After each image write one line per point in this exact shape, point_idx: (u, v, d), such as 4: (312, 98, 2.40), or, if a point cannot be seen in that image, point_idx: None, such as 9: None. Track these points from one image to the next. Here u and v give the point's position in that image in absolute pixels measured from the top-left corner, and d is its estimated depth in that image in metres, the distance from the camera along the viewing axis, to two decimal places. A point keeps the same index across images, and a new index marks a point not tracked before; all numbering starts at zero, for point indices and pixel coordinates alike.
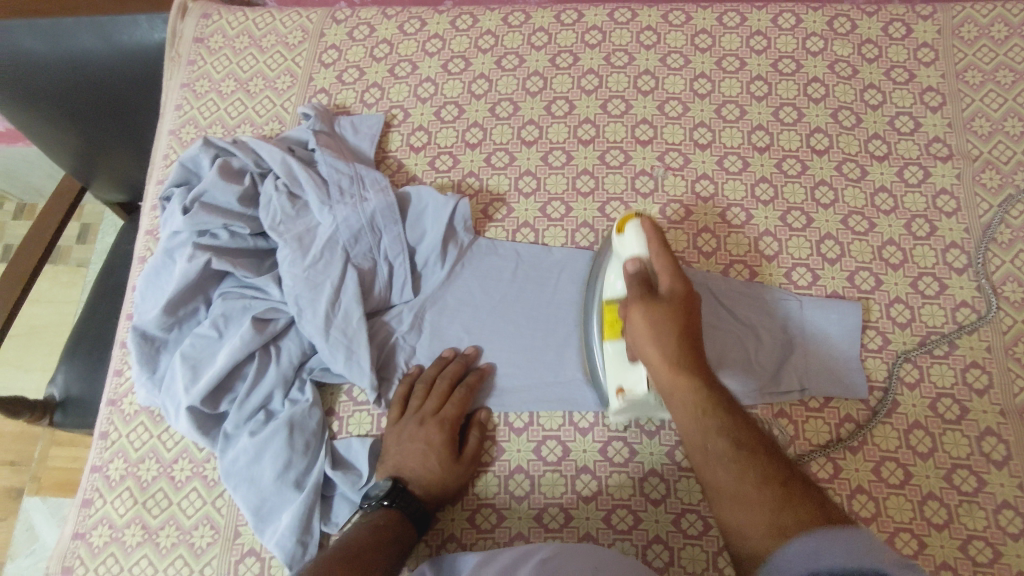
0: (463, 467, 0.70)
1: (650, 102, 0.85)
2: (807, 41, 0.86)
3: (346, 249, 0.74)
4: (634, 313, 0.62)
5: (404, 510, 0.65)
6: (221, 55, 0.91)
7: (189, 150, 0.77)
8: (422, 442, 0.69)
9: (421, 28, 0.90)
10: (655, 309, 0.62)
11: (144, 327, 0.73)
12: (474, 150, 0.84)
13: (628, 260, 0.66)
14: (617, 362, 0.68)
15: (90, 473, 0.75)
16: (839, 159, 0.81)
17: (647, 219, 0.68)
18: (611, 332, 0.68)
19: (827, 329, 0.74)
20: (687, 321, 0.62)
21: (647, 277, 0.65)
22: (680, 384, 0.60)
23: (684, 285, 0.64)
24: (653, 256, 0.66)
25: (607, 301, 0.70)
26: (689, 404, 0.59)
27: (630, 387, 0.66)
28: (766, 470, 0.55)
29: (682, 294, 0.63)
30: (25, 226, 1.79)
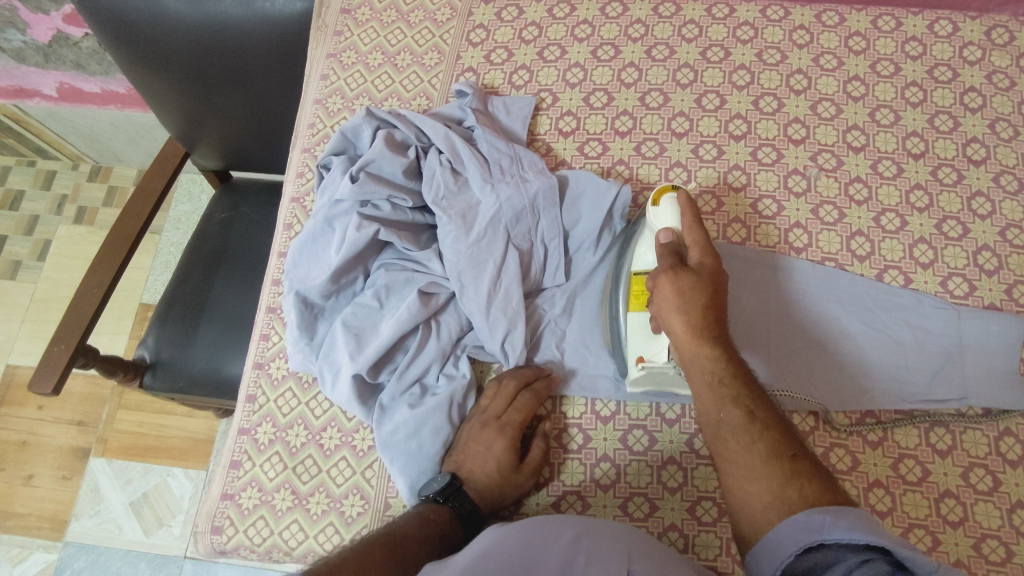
0: (523, 473, 0.68)
1: (803, 102, 0.84)
2: (964, 50, 0.85)
3: (507, 228, 0.74)
4: (664, 284, 0.65)
5: (455, 509, 0.66)
6: (368, 28, 0.91)
7: (351, 120, 0.78)
8: (485, 446, 0.68)
9: (570, 13, 0.90)
10: (683, 279, 0.64)
11: (306, 294, 0.73)
12: (623, 138, 0.84)
13: (662, 230, 0.67)
14: (641, 333, 0.68)
15: (237, 435, 0.75)
16: (997, 171, 0.80)
17: (684, 194, 0.69)
18: (636, 304, 0.69)
19: (986, 339, 0.73)
20: (713, 296, 0.65)
21: (679, 250, 0.67)
22: (699, 355, 0.63)
23: (713, 259, 0.66)
24: (685, 230, 0.67)
25: (635, 273, 0.70)
26: (707, 371, 0.63)
27: (651, 357, 0.67)
28: (777, 445, 0.59)
29: (710, 268, 0.66)
30: (99, 188, 1.80)
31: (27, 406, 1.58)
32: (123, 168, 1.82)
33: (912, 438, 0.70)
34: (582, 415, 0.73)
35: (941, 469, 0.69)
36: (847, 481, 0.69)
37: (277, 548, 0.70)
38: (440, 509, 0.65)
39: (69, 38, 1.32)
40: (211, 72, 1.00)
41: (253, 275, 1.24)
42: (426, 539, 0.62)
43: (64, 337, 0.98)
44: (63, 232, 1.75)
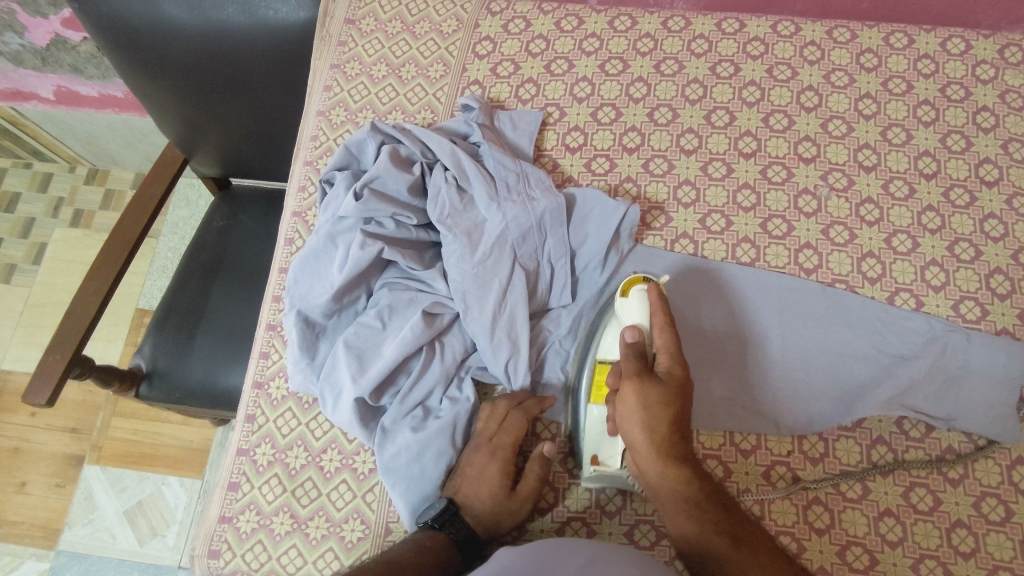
0: (518, 497, 0.66)
1: (814, 119, 0.83)
2: (977, 68, 0.84)
3: (513, 248, 0.73)
4: (627, 391, 0.62)
5: (452, 535, 0.64)
6: (372, 39, 0.90)
7: (355, 135, 0.76)
8: (479, 471, 0.67)
9: (578, 26, 0.89)
10: (648, 389, 0.61)
11: (308, 313, 0.72)
12: (631, 155, 0.82)
13: (628, 328, 0.66)
14: (597, 431, 0.67)
15: (235, 455, 0.74)
16: (1010, 193, 0.79)
17: (656, 288, 0.67)
18: (595, 397, 0.68)
19: (993, 367, 0.71)
20: (681, 406, 0.61)
21: (644, 351, 0.65)
22: (668, 472, 0.60)
23: (682, 369, 0.63)
24: (656, 331, 0.64)
25: (600, 363, 0.69)
26: (677, 494, 0.60)
27: (605, 458, 0.66)
28: (769, 567, 0.55)
29: (679, 378, 0.62)
30: (95, 191, 1.78)
31: (20, 413, 1.56)
32: (120, 171, 1.80)
33: (923, 466, 0.69)
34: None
35: (953, 497, 0.67)
36: (857, 509, 0.68)
37: (275, 573, 0.68)
38: (439, 534, 0.63)
39: (67, 42, 1.31)
40: (212, 79, 0.99)
41: (251, 285, 1.23)
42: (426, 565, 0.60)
43: (57, 349, 0.96)
44: (58, 235, 1.73)
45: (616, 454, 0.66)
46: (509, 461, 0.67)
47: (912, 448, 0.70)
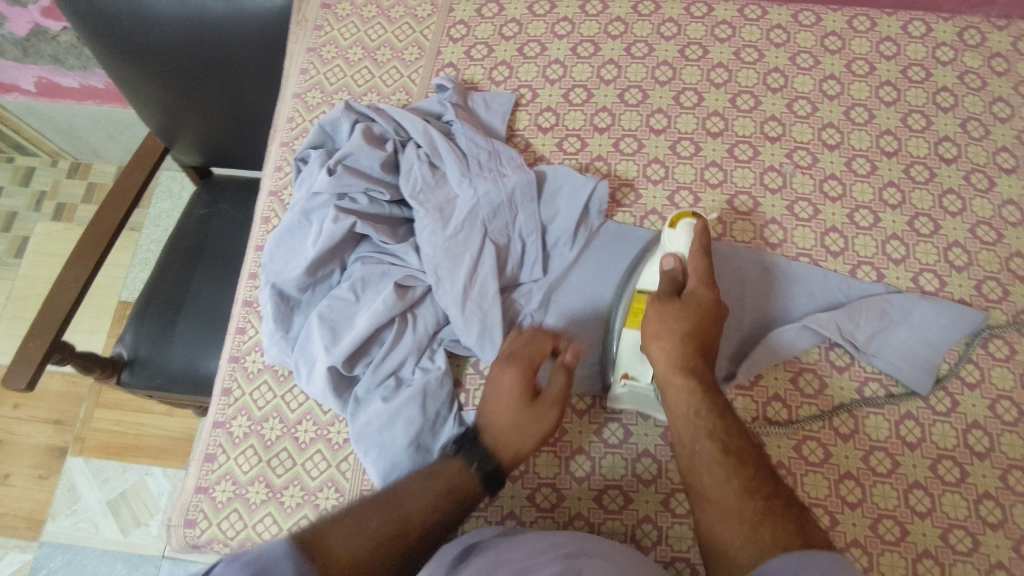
0: (543, 411, 0.66)
1: (779, 100, 0.85)
2: (937, 50, 0.87)
3: (485, 223, 0.74)
4: (652, 308, 0.68)
5: (471, 462, 0.63)
6: (348, 22, 0.91)
7: (330, 114, 0.78)
8: (500, 393, 0.67)
9: (551, 11, 0.91)
10: (672, 305, 0.66)
11: (283, 287, 0.73)
12: (602, 135, 0.84)
13: (668, 255, 0.70)
14: (631, 351, 0.69)
15: (212, 428, 0.75)
16: (968, 169, 0.81)
17: (702, 223, 0.72)
18: (632, 321, 0.70)
19: (947, 334, 0.73)
20: (702, 324, 0.66)
21: (677, 278, 0.69)
22: (676, 379, 0.64)
23: (709, 292, 0.67)
24: (691, 259, 0.69)
25: (636, 291, 0.72)
26: (681, 400, 0.63)
27: (635, 375, 0.70)
28: (750, 482, 0.57)
29: (704, 300, 0.67)
30: (78, 185, 1.78)
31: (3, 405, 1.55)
32: (103, 165, 1.80)
33: (882, 431, 0.71)
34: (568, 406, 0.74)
35: (911, 460, 0.70)
36: (819, 473, 0.70)
37: (251, 541, 0.70)
38: (454, 460, 0.63)
39: (48, 32, 1.32)
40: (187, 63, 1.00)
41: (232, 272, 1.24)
42: (431, 494, 0.60)
43: (38, 334, 0.96)
44: (42, 230, 1.73)
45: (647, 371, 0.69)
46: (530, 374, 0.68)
47: (873, 414, 0.72)
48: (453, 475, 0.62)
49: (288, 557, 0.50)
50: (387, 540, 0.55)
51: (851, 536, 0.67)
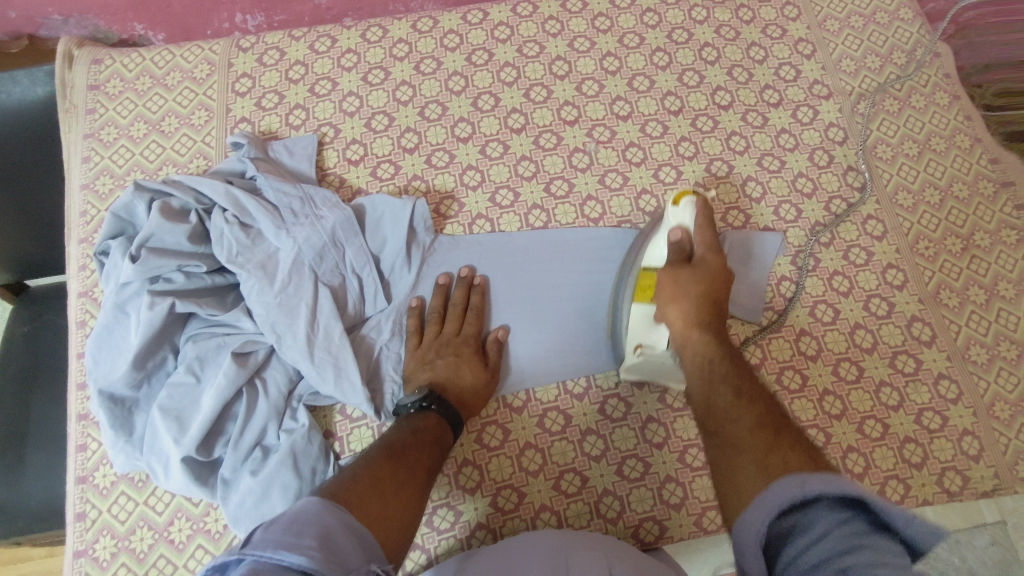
0: (490, 374, 0.73)
1: (568, 85, 0.90)
2: (691, 12, 0.95)
3: (313, 268, 0.73)
4: (664, 275, 0.70)
5: (442, 414, 0.67)
6: (123, 99, 0.86)
7: (120, 199, 0.73)
8: (456, 357, 0.72)
9: (332, 45, 0.90)
10: (683, 271, 0.69)
11: (111, 389, 0.68)
12: (413, 154, 0.85)
13: (675, 228, 0.71)
14: (642, 325, 0.71)
15: (73, 559, 0.69)
16: (743, 111, 0.90)
17: (702, 198, 0.72)
18: (641, 296, 0.71)
19: (757, 262, 0.82)
20: (711, 285, 0.69)
21: (687, 247, 0.71)
22: (693, 334, 0.67)
23: (718, 257, 0.71)
24: (698, 229, 0.71)
25: (645, 267, 0.73)
26: (704, 369, 0.64)
27: (649, 344, 0.71)
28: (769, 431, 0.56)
29: (714, 264, 0.70)
30: None
31: None
32: None
33: None
34: (495, 410, 0.75)
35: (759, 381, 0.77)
36: (685, 416, 0.74)
37: None
38: (428, 414, 0.66)
39: None
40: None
41: None
42: (423, 444, 0.63)
43: None
44: None
45: (659, 338, 0.71)
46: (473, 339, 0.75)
47: None
48: (431, 426, 0.65)
49: (329, 513, 0.48)
50: (404, 493, 0.57)
51: None
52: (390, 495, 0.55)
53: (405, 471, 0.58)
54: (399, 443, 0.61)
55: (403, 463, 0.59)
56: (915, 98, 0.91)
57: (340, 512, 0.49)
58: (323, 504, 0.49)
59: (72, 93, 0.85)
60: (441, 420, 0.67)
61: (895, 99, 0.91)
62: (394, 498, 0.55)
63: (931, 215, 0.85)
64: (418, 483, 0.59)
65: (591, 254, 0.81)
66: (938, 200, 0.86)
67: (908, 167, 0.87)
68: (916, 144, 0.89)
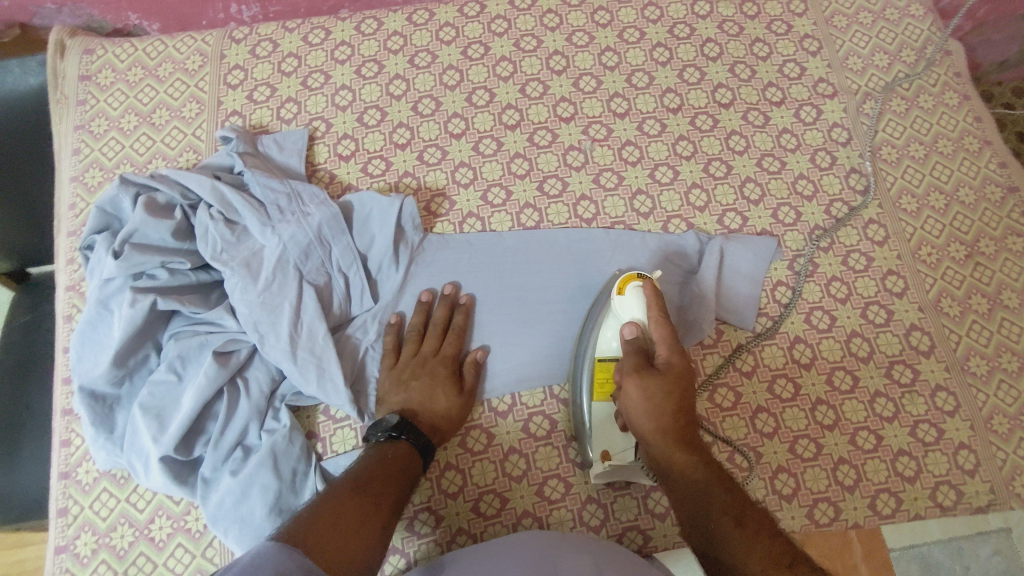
0: (464, 401, 0.72)
1: (565, 81, 0.88)
2: (694, 6, 0.92)
3: (298, 267, 0.73)
4: (632, 391, 0.62)
5: (413, 443, 0.66)
6: (114, 91, 0.85)
7: (106, 193, 0.73)
8: (426, 384, 0.71)
9: (326, 37, 0.88)
10: (650, 381, 0.61)
11: (92, 386, 0.68)
12: (404, 150, 0.84)
13: (627, 325, 0.66)
14: (608, 425, 0.68)
15: (54, 555, 0.69)
16: (744, 109, 0.88)
17: (649, 282, 0.68)
18: (600, 394, 0.68)
19: (753, 267, 0.80)
20: (682, 394, 0.62)
21: (645, 346, 0.65)
22: (674, 453, 0.60)
23: (680, 357, 0.63)
24: (653, 324, 0.65)
25: (597, 360, 0.69)
26: (686, 471, 0.59)
27: (616, 452, 0.68)
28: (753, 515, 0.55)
29: (680, 368, 0.62)
30: None
31: None
32: None
33: (720, 367, 0.76)
34: (481, 413, 0.74)
35: (750, 388, 0.76)
36: None
37: None
38: (398, 444, 0.65)
39: None
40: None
41: None
42: (390, 476, 0.62)
43: None
44: None
45: (629, 447, 0.68)
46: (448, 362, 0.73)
47: (707, 354, 0.77)
48: (398, 455, 0.64)
49: (285, 553, 0.47)
50: (364, 530, 0.56)
51: None
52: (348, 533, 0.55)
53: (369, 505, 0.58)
54: (365, 475, 0.61)
55: (367, 497, 0.59)
56: (923, 98, 0.88)
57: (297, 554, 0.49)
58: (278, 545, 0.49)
59: (56, 77, 0.84)
60: (410, 448, 0.65)
61: (902, 100, 0.88)
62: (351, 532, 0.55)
63: (935, 220, 0.83)
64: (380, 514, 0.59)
65: (585, 256, 0.80)
66: (943, 205, 0.84)
67: (913, 171, 0.85)
68: (922, 147, 0.86)
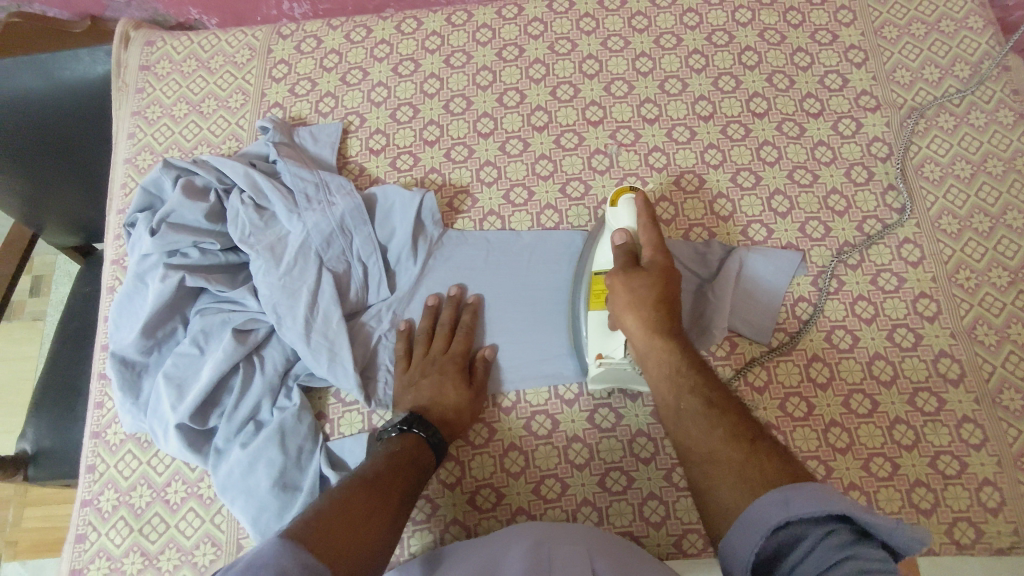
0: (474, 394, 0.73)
1: (596, 85, 0.88)
2: (735, 13, 0.91)
3: (319, 253, 0.76)
4: (618, 284, 0.68)
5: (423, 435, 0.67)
6: (169, 81, 0.91)
7: (150, 174, 0.78)
8: (436, 376, 0.73)
9: (367, 35, 0.92)
10: (635, 277, 0.67)
11: (124, 353, 0.73)
12: (433, 147, 0.86)
13: (617, 232, 0.70)
14: (599, 333, 0.70)
15: (80, 507, 0.75)
16: (779, 120, 0.85)
17: (641, 195, 0.72)
18: (596, 303, 0.71)
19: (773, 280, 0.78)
20: (667, 289, 0.67)
21: (633, 250, 0.70)
22: (656, 343, 0.65)
23: (665, 257, 0.69)
24: (641, 229, 0.70)
25: (594, 274, 0.73)
26: (664, 364, 0.64)
27: (609, 354, 0.70)
28: (737, 427, 0.57)
29: (662, 264, 0.68)
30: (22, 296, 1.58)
31: None
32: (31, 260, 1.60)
33: (731, 380, 0.75)
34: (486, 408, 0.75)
35: (761, 404, 0.74)
36: None
37: None
38: (406, 437, 0.67)
39: None
40: (38, 142, 0.99)
41: None
42: (397, 471, 0.62)
43: None
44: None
45: (617, 345, 0.69)
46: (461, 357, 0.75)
47: (720, 366, 0.76)
48: (408, 449, 0.66)
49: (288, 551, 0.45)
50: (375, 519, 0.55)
51: None
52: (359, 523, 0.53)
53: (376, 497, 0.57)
54: (370, 471, 0.61)
55: (374, 487, 0.58)
56: (974, 115, 0.84)
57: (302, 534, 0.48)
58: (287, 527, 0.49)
59: (116, 64, 0.91)
60: (422, 442, 0.67)
61: (951, 116, 0.84)
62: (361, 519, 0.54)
63: (977, 243, 0.78)
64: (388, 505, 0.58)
65: None
66: (987, 227, 0.79)
67: (957, 190, 0.81)
68: (969, 165, 0.82)
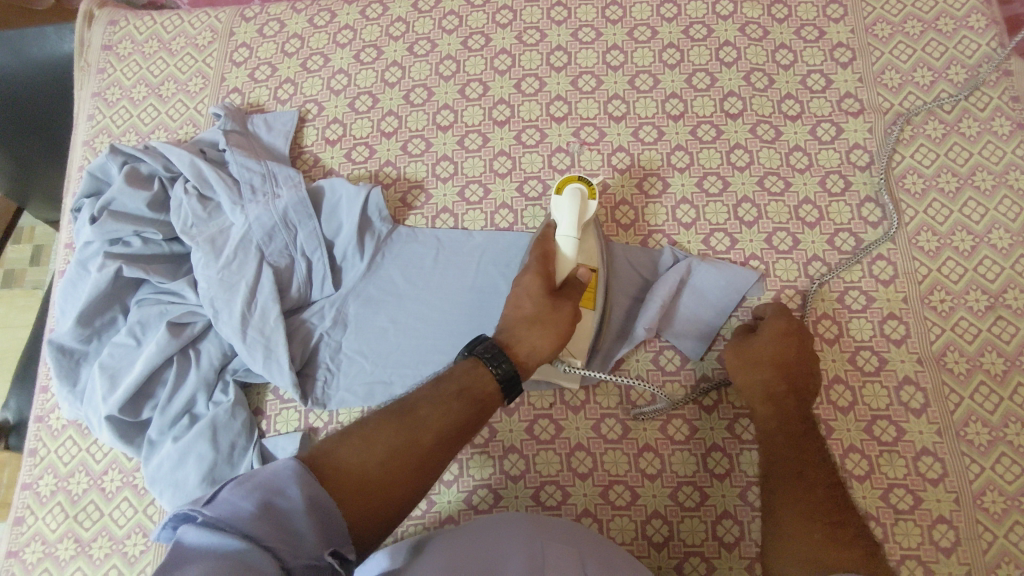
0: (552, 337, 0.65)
1: (563, 78, 0.84)
2: (717, 5, 0.85)
3: (260, 247, 0.74)
4: (734, 363, 0.68)
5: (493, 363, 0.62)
6: (130, 61, 0.90)
7: (97, 159, 0.77)
8: (523, 289, 0.67)
9: (331, 20, 0.89)
10: (757, 351, 0.68)
11: (61, 341, 0.73)
12: (390, 139, 0.83)
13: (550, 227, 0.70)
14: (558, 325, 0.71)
15: (20, 491, 0.75)
16: (753, 122, 0.80)
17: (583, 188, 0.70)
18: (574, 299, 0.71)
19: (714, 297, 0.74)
20: (791, 359, 0.67)
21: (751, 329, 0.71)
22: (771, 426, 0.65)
23: (786, 322, 0.68)
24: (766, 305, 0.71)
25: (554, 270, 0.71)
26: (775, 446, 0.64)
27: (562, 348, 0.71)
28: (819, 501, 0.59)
29: (782, 331, 0.68)
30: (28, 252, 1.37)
31: None
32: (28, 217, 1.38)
33: (679, 398, 0.72)
34: None
35: (708, 424, 0.71)
36: (617, 449, 0.70)
37: None
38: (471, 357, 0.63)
39: None
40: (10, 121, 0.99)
41: None
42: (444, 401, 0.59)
43: None
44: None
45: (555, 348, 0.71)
46: (555, 272, 0.68)
47: (669, 382, 0.73)
48: (465, 374, 0.62)
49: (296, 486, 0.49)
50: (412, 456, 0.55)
51: (651, 508, 0.68)
52: (371, 477, 0.53)
53: (407, 434, 0.56)
54: (413, 400, 0.59)
55: (408, 429, 0.56)
56: (967, 123, 0.78)
57: (314, 487, 0.50)
58: (296, 471, 0.50)
59: (79, 42, 0.91)
60: (487, 374, 0.62)
61: (941, 124, 0.78)
62: (378, 463, 0.53)
63: (955, 263, 0.73)
64: (421, 451, 0.56)
65: None
66: (969, 246, 0.74)
67: (939, 205, 0.75)
68: (956, 178, 0.76)
